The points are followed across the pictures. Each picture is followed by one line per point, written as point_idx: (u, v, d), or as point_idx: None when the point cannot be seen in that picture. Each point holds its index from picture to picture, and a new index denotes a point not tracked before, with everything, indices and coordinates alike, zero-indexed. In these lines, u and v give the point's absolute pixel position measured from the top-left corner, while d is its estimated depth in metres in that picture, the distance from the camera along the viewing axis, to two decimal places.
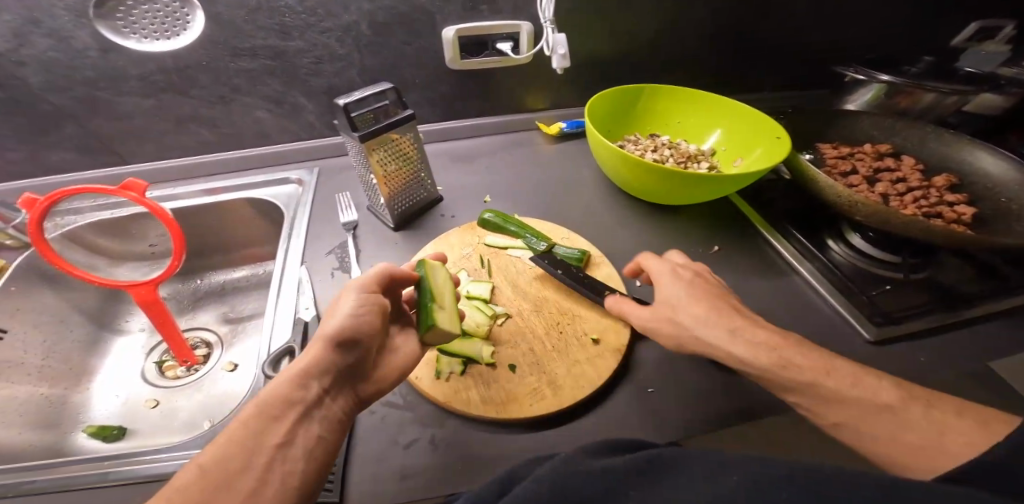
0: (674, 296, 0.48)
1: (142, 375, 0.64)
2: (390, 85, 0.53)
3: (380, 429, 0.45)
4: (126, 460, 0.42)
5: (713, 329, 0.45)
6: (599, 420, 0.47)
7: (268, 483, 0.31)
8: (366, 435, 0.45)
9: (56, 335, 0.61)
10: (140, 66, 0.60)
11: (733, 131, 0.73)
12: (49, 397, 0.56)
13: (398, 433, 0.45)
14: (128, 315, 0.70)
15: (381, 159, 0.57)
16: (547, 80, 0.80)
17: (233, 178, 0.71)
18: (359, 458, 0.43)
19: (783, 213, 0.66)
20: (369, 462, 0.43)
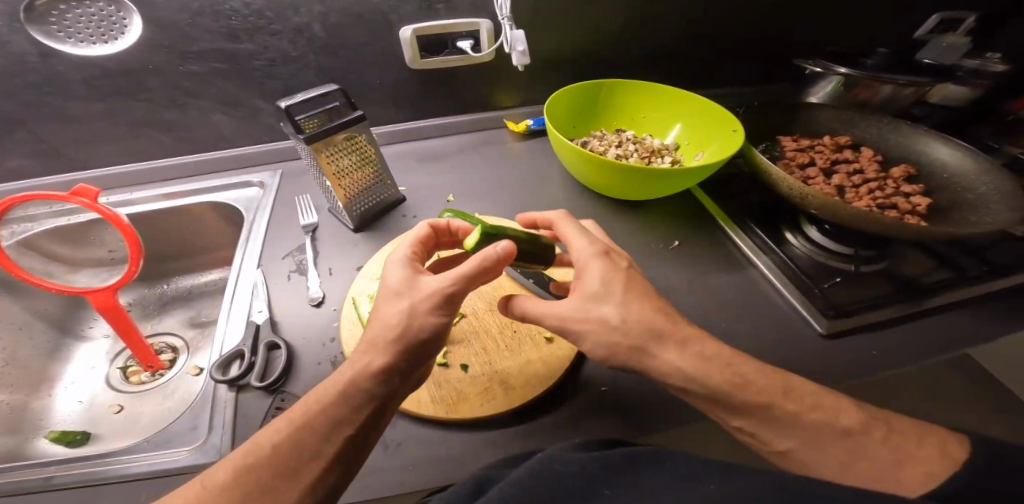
0: (594, 290, 0.41)
1: (106, 381, 0.63)
2: (336, 87, 0.53)
3: None
4: (71, 465, 0.42)
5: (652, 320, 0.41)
6: (549, 418, 0.47)
7: (311, 495, 0.32)
8: None
9: (16, 343, 0.60)
10: (85, 71, 0.59)
11: (694, 125, 0.73)
12: (8, 403, 0.55)
13: None
14: (92, 321, 0.69)
15: (335, 160, 0.56)
16: (511, 78, 0.79)
17: (193, 182, 0.71)
18: None
19: (745, 206, 0.66)
20: None
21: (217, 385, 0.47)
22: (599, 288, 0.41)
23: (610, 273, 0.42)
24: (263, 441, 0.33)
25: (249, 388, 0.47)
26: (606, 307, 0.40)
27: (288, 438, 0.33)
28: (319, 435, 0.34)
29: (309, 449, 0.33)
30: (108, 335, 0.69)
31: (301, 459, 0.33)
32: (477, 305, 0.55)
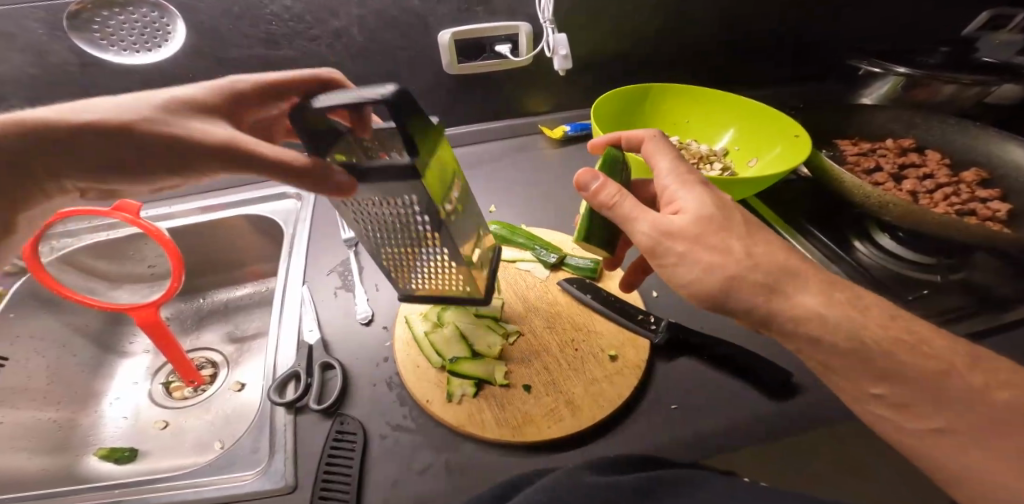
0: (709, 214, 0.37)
1: (150, 397, 0.62)
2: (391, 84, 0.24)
3: (391, 457, 0.43)
4: (139, 490, 0.40)
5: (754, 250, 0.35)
6: (626, 438, 0.45)
7: None
8: (377, 462, 0.42)
9: (59, 359, 0.59)
10: (124, 80, 0.58)
11: (747, 131, 0.71)
12: (57, 420, 0.54)
13: (411, 458, 0.43)
14: (131, 337, 0.68)
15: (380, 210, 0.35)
16: (546, 82, 0.77)
17: (230, 195, 0.69)
18: (371, 485, 0.40)
19: (803, 213, 0.65)
20: (381, 492, 0.40)
21: (274, 409, 0.45)
22: (708, 214, 0.37)
23: (716, 202, 0.38)
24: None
25: (308, 411, 0.45)
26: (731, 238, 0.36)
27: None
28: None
29: None
30: (148, 350, 0.67)
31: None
32: (533, 321, 0.53)
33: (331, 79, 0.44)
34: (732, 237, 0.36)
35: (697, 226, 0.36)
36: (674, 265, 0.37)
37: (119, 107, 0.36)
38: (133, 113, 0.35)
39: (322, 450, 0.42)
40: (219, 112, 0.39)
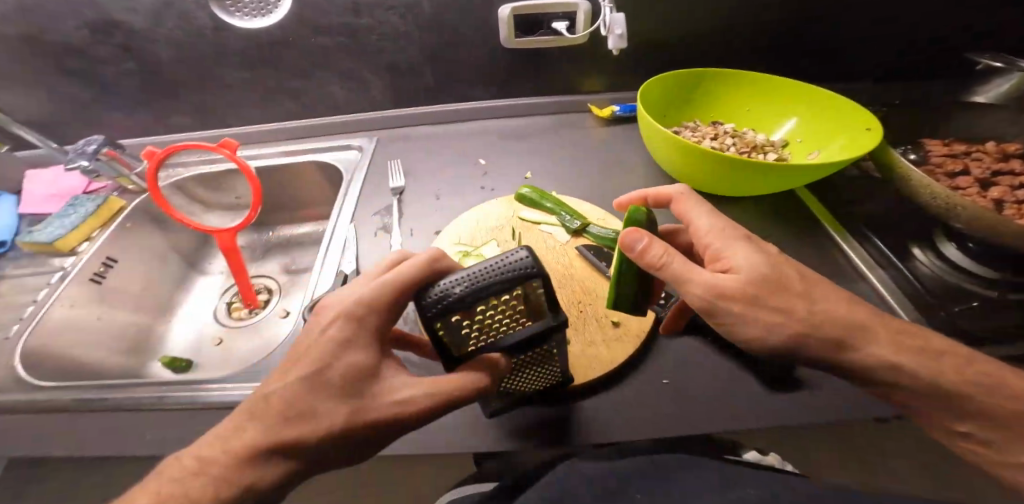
0: (765, 275, 0.35)
1: (215, 313, 0.74)
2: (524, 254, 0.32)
3: None
4: (178, 389, 0.48)
5: (819, 313, 0.34)
6: (609, 402, 0.46)
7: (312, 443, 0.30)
8: None
9: (153, 275, 0.74)
10: (240, 41, 0.69)
11: (812, 120, 0.67)
12: (140, 326, 0.69)
13: None
14: (211, 260, 0.82)
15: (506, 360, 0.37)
16: (601, 61, 0.78)
17: (307, 143, 0.79)
18: None
19: (857, 213, 0.60)
20: None
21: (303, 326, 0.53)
22: (767, 276, 0.35)
23: (769, 257, 0.36)
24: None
25: None
26: (797, 301, 0.34)
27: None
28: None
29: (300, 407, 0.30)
30: (222, 272, 0.80)
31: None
32: None
33: (442, 258, 0.38)
34: (800, 301, 0.34)
35: (757, 288, 0.34)
36: (735, 327, 0.35)
37: (224, 433, 0.30)
38: (313, 372, 0.31)
39: None
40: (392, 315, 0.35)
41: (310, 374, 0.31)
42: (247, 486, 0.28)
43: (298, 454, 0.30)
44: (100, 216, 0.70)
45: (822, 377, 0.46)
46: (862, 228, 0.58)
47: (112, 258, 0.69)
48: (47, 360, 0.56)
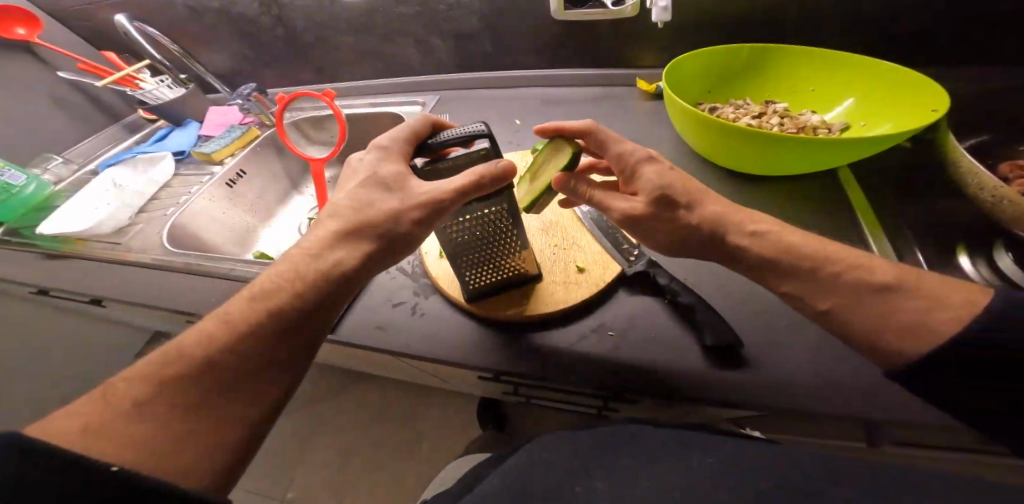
0: (677, 194, 0.43)
1: (299, 226, 0.94)
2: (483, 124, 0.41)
3: (381, 287, 0.58)
4: (246, 266, 0.65)
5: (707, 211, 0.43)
6: (553, 343, 0.50)
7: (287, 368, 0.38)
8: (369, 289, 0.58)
9: (267, 186, 0.95)
10: (346, 12, 0.86)
11: (876, 101, 0.60)
12: (248, 224, 0.90)
13: (392, 294, 0.57)
14: (305, 185, 1.02)
15: (464, 227, 0.47)
16: (652, 34, 0.77)
17: (387, 97, 0.96)
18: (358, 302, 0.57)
19: (898, 204, 0.55)
20: (362, 307, 0.56)
21: None
22: (664, 188, 0.42)
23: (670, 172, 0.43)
24: (176, 350, 0.36)
25: None
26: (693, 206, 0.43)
27: (182, 350, 0.36)
28: (259, 358, 0.37)
29: (261, 357, 0.37)
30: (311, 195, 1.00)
31: (225, 382, 0.35)
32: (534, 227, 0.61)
33: (437, 121, 0.49)
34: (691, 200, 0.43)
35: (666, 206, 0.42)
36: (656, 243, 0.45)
37: (213, 368, 0.35)
38: (273, 323, 0.38)
39: None
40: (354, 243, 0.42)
41: (363, 194, 0.43)
42: (332, 271, 0.41)
43: (339, 295, 0.42)
44: (242, 140, 0.92)
45: (773, 344, 0.46)
46: (900, 226, 0.52)
47: (243, 171, 0.90)
48: (184, 234, 0.78)
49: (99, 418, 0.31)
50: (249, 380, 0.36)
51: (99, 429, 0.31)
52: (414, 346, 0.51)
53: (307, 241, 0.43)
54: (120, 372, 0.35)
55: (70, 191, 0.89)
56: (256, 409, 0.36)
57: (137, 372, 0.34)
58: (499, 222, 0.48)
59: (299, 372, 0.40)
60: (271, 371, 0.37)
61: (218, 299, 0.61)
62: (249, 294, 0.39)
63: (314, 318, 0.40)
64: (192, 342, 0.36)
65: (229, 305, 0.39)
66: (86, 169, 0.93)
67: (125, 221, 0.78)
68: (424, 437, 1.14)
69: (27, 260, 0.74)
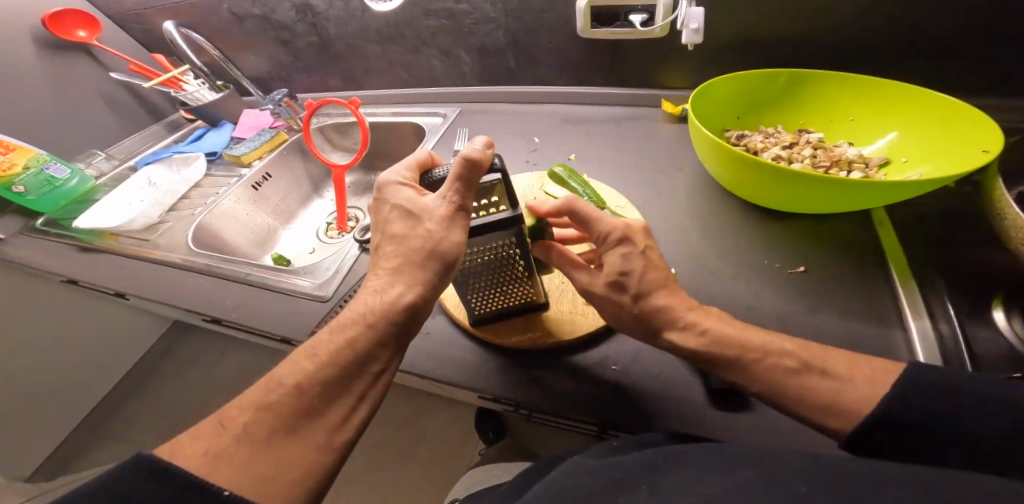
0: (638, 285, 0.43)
1: (317, 230, 0.96)
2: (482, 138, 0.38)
3: None
4: (261, 271, 0.67)
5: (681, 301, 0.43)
6: (553, 374, 0.48)
7: (364, 397, 0.37)
8: None
9: (291, 190, 0.98)
10: (376, 22, 0.86)
11: (921, 135, 0.56)
12: (269, 227, 0.92)
13: None
14: (326, 190, 1.04)
15: (473, 256, 0.46)
16: (681, 56, 0.75)
17: (411, 107, 0.97)
18: None
19: (934, 249, 0.51)
20: None
21: (352, 244, 0.68)
22: (619, 271, 0.43)
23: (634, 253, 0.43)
24: (272, 379, 0.35)
25: (367, 251, 0.66)
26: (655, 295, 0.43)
27: (276, 379, 0.35)
28: (338, 388, 0.35)
29: (341, 386, 0.36)
30: (331, 199, 1.02)
31: (309, 412, 0.34)
32: None
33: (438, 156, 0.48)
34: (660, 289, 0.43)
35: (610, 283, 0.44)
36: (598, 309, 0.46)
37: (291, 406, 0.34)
38: (346, 352, 0.36)
39: (351, 288, 0.61)
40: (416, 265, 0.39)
41: (395, 223, 0.41)
42: (398, 302, 0.38)
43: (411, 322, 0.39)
44: (271, 143, 0.95)
45: None
46: (934, 275, 0.48)
47: (269, 174, 0.93)
48: (209, 234, 0.81)
49: (215, 445, 0.31)
50: (330, 410, 0.35)
51: (212, 457, 0.30)
52: (414, 365, 0.51)
53: (369, 276, 0.41)
54: (229, 400, 0.34)
55: (108, 186, 0.94)
56: (340, 438, 0.34)
57: (241, 401, 0.34)
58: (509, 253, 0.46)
59: (375, 401, 0.38)
60: (348, 401, 0.36)
61: (232, 303, 0.63)
62: (331, 325, 0.38)
63: (390, 348, 0.38)
64: (286, 370, 0.36)
65: (314, 337, 0.38)
66: (126, 165, 0.99)
67: (155, 218, 0.81)
68: (423, 440, 1.15)
69: (66, 252, 0.78)
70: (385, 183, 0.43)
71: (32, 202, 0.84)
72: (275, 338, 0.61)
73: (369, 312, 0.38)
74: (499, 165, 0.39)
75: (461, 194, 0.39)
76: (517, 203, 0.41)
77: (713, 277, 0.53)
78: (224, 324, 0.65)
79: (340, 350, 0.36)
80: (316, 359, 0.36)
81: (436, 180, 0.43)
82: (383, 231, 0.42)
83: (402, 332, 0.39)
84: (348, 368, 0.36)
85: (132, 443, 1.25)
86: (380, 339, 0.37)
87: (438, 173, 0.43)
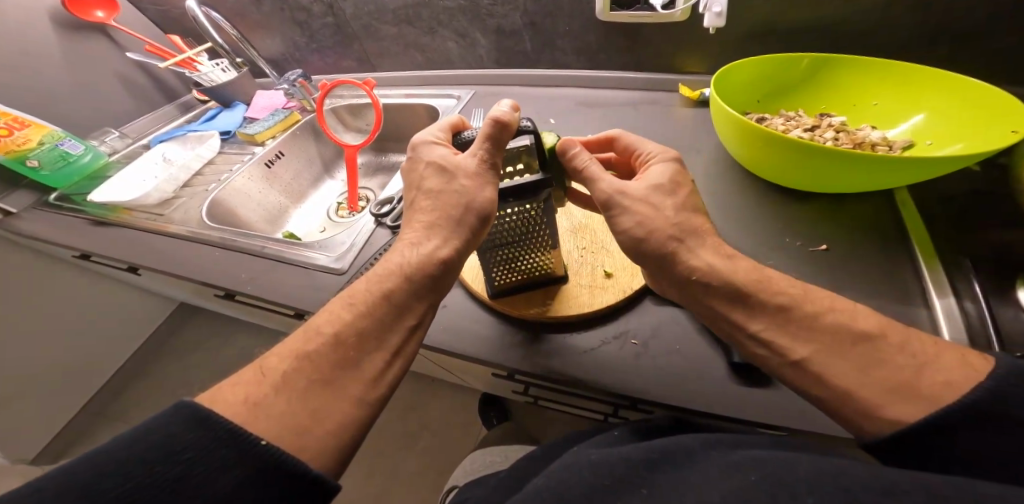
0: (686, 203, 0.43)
1: (328, 209, 0.96)
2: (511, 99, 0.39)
3: None
4: (277, 244, 0.67)
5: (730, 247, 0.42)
6: (573, 346, 0.48)
7: (398, 349, 0.36)
8: None
9: (303, 169, 0.98)
10: (394, 3, 0.86)
11: (948, 118, 0.55)
12: (282, 205, 0.92)
13: None
14: (337, 171, 1.04)
15: (500, 224, 0.45)
16: (701, 40, 0.75)
17: (425, 89, 0.97)
18: None
19: (960, 230, 0.50)
20: None
21: (368, 219, 0.68)
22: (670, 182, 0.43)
23: (680, 177, 0.44)
24: (310, 329, 0.35)
25: (383, 225, 0.66)
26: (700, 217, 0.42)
27: (314, 329, 0.35)
28: (374, 340, 0.35)
29: (375, 336, 0.35)
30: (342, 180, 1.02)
31: (345, 363, 0.34)
32: (564, 227, 0.60)
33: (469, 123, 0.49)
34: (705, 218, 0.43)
35: (656, 190, 0.42)
36: (632, 210, 0.41)
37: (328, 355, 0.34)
38: (382, 302, 0.37)
39: (366, 261, 0.61)
40: (448, 223, 0.39)
41: (427, 180, 0.41)
42: (432, 256, 0.38)
43: (443, 277, 0.39)
44: (285, 123, 0.94)
45: None
46: (959, 254, 0.48)
47: (281, 152, 0.93)
48: (222, 210, 0.81)
49: (255, 392, 0.31)
50: (365, 363, 0.34)
51: (252, 404, 0.30)
52: (431, 336, 0.51)
53: (404, 232, 0.41)
54: (270, 349, 0.34)
55: (121, 164, 0.94)
56: (373, 392, 0.34)
57: (280, 350, 0.34)
58: (533, 221, 0.46)
59: (409, 357, 0.37)
60: (384, 355, 0.35)
61: (248, 275, 0.63)
62: (367, 277, 0.39)
63: (423, 301, 0.38)
64: (323, 320, 0.36)
65: (350, 287, 0.38)
66: (140, 144, 0.99)
67: (169, 193, 0.81)
68: (427, 426, 1.15)
69: (80, 226, 0.78)
70: (418, 143, 0.43)
71: (46, 178, 0.84)
72: (291, 311, 0.61)
73: (404, 264, 0.38)
74: (529, 125, 0.39)
75: (488, 147, 0.39)
76: (546, 165, 0.41)
77: None
78: (238, 296, 0.65)
79: (375, 300, 0.37)
80: (352, 309, 0.36)
81: (466, 139, 0.43)
82: (416, 188, 0.42)
83: (437, 284, 0.39)
84: (384, 320, 0.36)
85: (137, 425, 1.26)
86: (415, 290, 0.38)
87: (470, 135, 0.44)
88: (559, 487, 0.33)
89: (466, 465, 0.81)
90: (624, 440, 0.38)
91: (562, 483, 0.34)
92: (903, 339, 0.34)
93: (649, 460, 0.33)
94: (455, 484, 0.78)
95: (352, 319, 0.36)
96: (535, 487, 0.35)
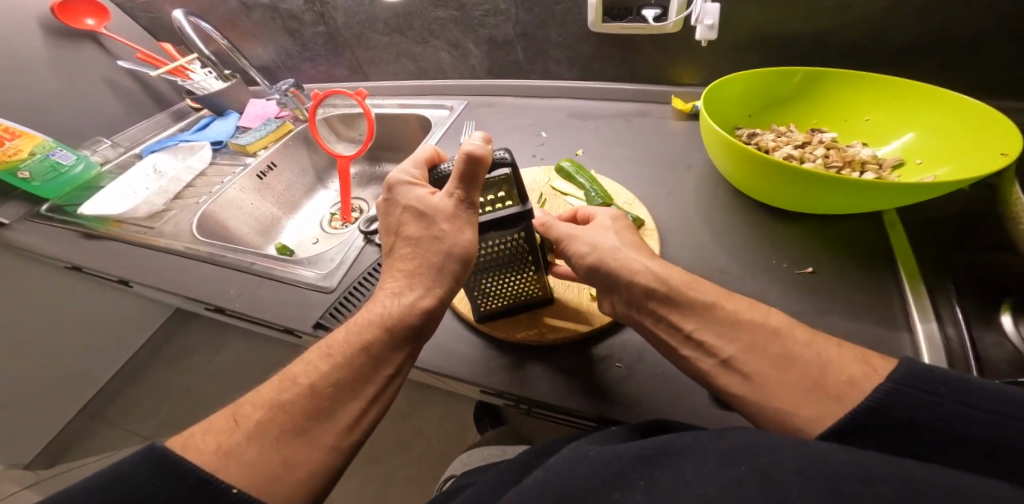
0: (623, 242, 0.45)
1: (320, 220, 0.96)
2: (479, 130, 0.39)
3: None
4: (265, 261, 0.66)
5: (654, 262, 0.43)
6: (556, 369, 0.48)
7: (377, 401, 0.36)
8: None
9: (297, 179, 0.98)
10: (384, 13, 0.85)
11: (938, 138, 0.55)
12: (274, 217, 0.92)
13: None
14: (330, 180, 1.04)
15: (483, 252, 0.46)
16: (694, 51, 0.74)
17: (417, 99, 0.96)
18: None
19: (947, 254, 0.50)
20: None
21: (357, 234, 0.68)
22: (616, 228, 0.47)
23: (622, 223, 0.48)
24: (287, 378, 0.35)
25: (372, 242, 0.66)
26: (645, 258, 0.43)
27: (290, 378, 0.35)
28: (351, 389, 0.35)
29: (350, 388, 0.35)
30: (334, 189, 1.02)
31: (319, 414, 0.34)
32: None
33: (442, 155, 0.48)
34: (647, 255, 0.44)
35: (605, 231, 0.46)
36: (581, 238, 0.46)
37: (301, 407, 0.34)
38: (360, 355, 0.36)
39: (355, 279, 0.61)
40: (429, 267, 0.39)
41: (407, 223, 0.41)
42: (414, 306, 0.38)
43: (423, 328, 0.39)
44: (276, 133, 0.93)
45: None
46: (943, 277, 0.48)
47: (273, 163, 0.92)
48: (212, 223, 0.81)
49: (225, 441, 0.31)
50: (341, 413, 0.34)
51: (222, 453, 0.30)
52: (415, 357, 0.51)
53: (386, 279, 0.41)
54: (244, 394, 0.35)
55: (113, 174, 0.94)
56: (348, 440, 0.34)
57: (256, 398, 0.34)
58: (516, 249, 0.46)
59: (386, 404, 0.38)
60: (360, 404, 0.35)
61: (236, 292, 0.63)
62: (347, 325, 0.38)
63: (404, 351, 0.38)
64: (300, 369, 0.36)
65: (330, 337, 0.38)
66: (132, 152, 0.99)
67: (159, 206, 0.81)
68: (421, 433, 1.15)
69: (70, 238, 0.78)
70: (394, 182, 0.43)
71: (37, 188, 0.83)
72: (278, 328, 0.61)
73: (384, 316, 0.38)
74: (505, 157, 0.39)
75: (458, 185, 0.39)
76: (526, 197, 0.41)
77: (718, 275, 0.52)
78: (226, 313, 0.65)
79: (353, 353, 0.36)
80: (332, 363, 0.36)
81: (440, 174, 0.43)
82: (396, 233, 0.42)
83: (417, 335, 0.39)
84: (364, 372, 0.36)
85: (133, 430, 1.26)
86: (396, 343, 0.37)
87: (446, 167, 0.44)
88: (560, 483, 0.32)
89: (464, 455, 0.81)
90: (617, 437, 0.37)
91: (558, 478, 0.32)
92: (809, 338, 0.36)
93: (643, 454, 0.31)
94: (450, 475, 0.79)
95: (329, 373, 0.35)
96: (534, 481, 0.33)
